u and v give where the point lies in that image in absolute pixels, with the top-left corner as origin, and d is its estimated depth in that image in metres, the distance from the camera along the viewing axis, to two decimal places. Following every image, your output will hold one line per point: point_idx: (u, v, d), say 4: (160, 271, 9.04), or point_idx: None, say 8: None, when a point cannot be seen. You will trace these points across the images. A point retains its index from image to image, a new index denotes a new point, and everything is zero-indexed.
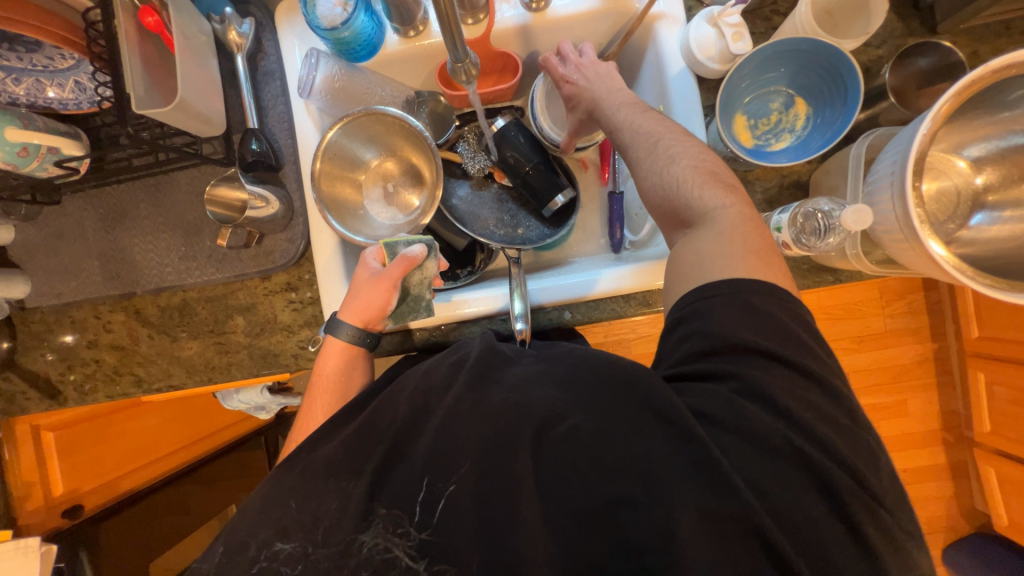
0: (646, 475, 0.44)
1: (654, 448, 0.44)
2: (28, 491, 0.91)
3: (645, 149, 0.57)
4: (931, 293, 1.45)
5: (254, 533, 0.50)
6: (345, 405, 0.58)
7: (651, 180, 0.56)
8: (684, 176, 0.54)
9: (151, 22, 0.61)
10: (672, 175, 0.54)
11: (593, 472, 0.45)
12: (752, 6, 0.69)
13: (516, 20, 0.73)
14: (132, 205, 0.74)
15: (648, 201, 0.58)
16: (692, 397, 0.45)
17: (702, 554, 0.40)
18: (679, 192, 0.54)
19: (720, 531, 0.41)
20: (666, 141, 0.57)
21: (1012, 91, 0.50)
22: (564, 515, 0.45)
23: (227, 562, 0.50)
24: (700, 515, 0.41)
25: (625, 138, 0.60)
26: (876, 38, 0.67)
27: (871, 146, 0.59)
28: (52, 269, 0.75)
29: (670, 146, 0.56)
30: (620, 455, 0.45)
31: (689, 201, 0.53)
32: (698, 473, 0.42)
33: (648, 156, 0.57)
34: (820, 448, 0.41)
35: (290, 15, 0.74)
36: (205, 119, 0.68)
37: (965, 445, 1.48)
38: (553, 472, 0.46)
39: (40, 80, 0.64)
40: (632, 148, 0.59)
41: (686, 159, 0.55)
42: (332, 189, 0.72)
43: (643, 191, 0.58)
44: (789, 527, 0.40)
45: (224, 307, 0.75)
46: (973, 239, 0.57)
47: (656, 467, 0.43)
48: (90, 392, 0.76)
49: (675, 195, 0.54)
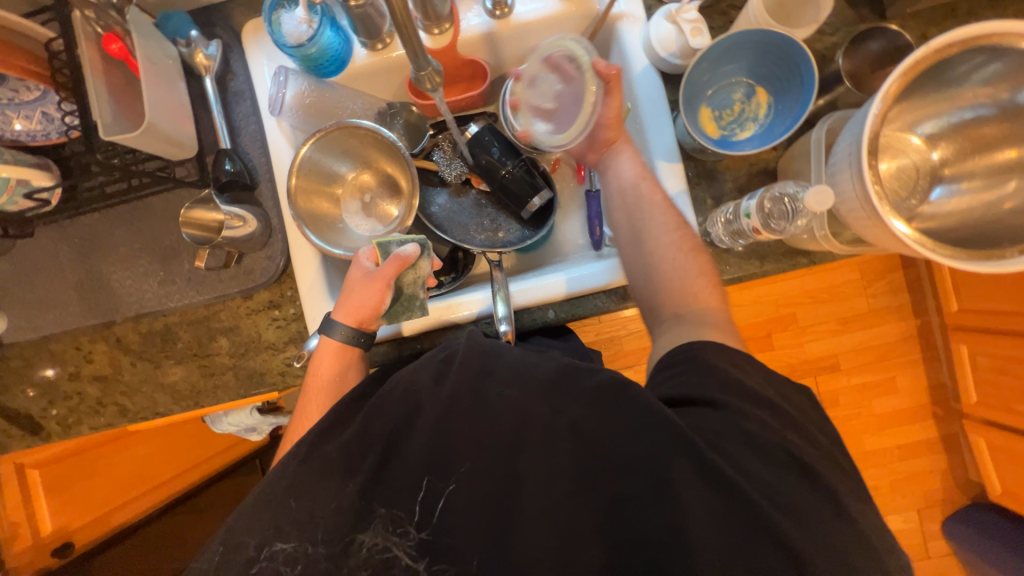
0: (649, 444, 0.45)
1: (651, 424, 0.45)
2: (14, 532, 0.93)
3: (670, 225, 0.63)
4: (910, 270, 1.49)
5: (251, 532, 0.49)
6: (345, 398, 0.57)
7: (661, 258, 0.62)
8: (690, 267, 0.62)
9: (116, 49, 0.60)
10: (680, 263, 0.62)
11: (592, 453, 0.47)
12: (708, 2, 0.72)
13: (481, 28, 0.74)
14: (107, 232, 0.74)
15: (649, 272, 0.63)
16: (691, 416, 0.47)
17: (704, 522, 0.42)
18: (686, 277, 0.61)
19: (711, 501, 0.42)
20: (684, 226, 0.64)
21: (955, 67, 0.52)
22: (562, 494, 0.46)
23: (225, 562, 0.48)
24: (693, 481, 0.43)
25: (651, 201, 0.65)
26: (829, 27, 0.69)
27: (830, 130, 0.61)
28: (28, 303, 0.74)
29: (689, 235, 0.64)
30: (616, 436, 0.46)
31: (691, 290, 0.60)
32: (687, 440, 0.44)
33: (667, 237, 0.63)
34: (776, 436, 0.45)
35: (256, 34, 0.74)
36: (176, 142, 0.67)
37: (955, 418, 1.51)
38: (552, 457, 0.48)
39: (7, 112, 0.63)
40: (658, 215, 0.64)
41: (695, 255, 0.62)
42: (309, 205, 0.72)
43: (655, 260, 0.63)
44: (772, 487, 0.42)
45: (206, 329, 0.74)
46: (933, 213, 0.59)
47: (658, 437, 0.45)
48: (73, 425, 0.75)
49: (682, 277, 0.61)
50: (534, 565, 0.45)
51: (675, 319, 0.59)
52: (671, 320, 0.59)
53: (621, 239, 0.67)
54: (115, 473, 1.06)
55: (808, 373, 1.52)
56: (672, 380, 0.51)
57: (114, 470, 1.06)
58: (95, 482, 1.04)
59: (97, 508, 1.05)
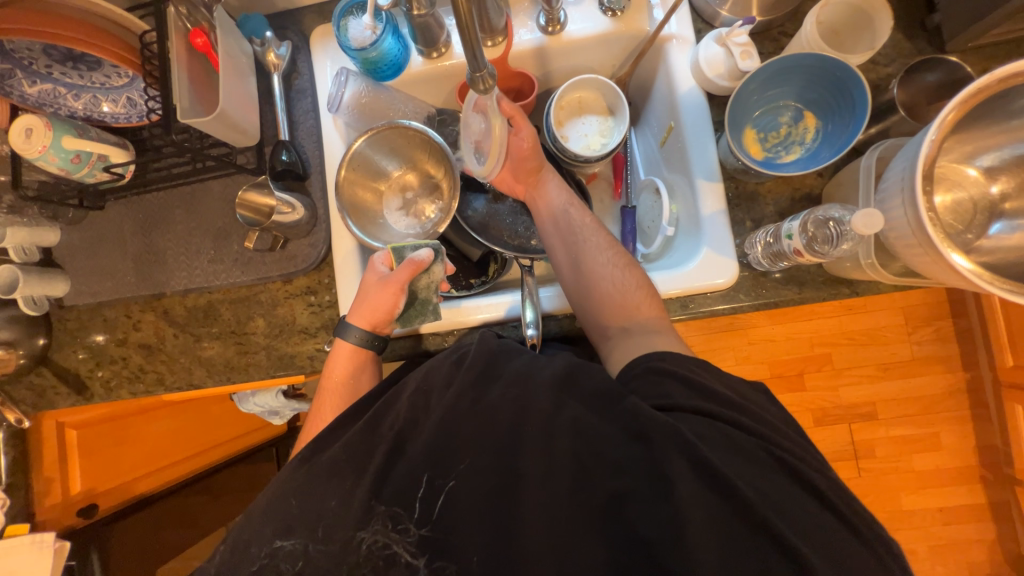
0: (640, 434, 0.47)
1: (655, 424, 0.47)
2: (47, 487, 0.91)
3: (603, 245, 0.71)
4: (960, 319, 1.40)
5: (258, 529, 0.50)
6: (354, 405, 0.59)
7: (601, 276, 0.68)
8: (628, 280, 0.66)
9: (200, 43, 0.65)
10: (616, 277, 0.67)
11: (588, 450, 0.47)
12: (760, 29, 0.73)
13: (533, 43, 0.77)
14: (168, 211, 0.79)
15: (591, 292, 0.68)
16: (691, 425, 0.48)
17: (702, 525, 0.42)
18: (623, 288, 0.66)
19: (713, 519, 0.42)
20: (616, 246, 0.72)
21: (1019, 99, 0.50)
22: (562, 492, 0.46)
23: (234, 552, 0.50)
24: (689, 481, 0.44)
25: (584, 226, 0.73)
26: (884, 58, 0.69)
27: (880, 158, 0.60)
28: (90, 270, 0.79)
29: (620, 252, 0.71)
30: (620, 445, 0.47)
31: (632, 299, 0.65)
32: (678, 432, 0.46)
33: (601, 256, 0.69)
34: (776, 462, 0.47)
35: (324, 39, 0.80)
36: (241, 129, 0.73)
37: (1007, 485, 1.38)
38: (550, 452, 0.48)
39: (97, 96, 0.71)
40: (592, 237, 0.72)
41: (631, 268, 0.68)
42: (353, 195, 0.76)
43: (595, 279, 0.68)
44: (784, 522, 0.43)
45: (246, 308, 0.78)
46: (992, 248, 0.57)
47: (649, 428, 0.46)
48: (114, 388, 0.79)
49: (620, 288, 0.66)
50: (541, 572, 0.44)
51: (624, 333, 0.63)
52: (639, 326, 0.63)
53: (562, 266, 0.72)
54: (143, 442, 1.10)
55: (841, 419, 1.44)
56: (662, 387, 0.52)
57: (142, 438, 1.10)
58: (123, 449, 1.06)
59: (123, 474, 1.06)
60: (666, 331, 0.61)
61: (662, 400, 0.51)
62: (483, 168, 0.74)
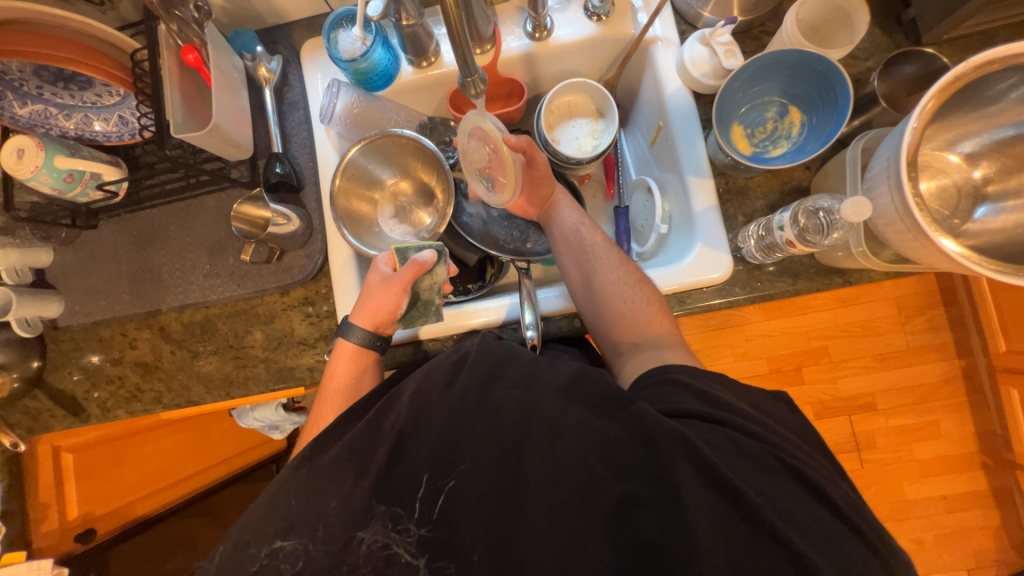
0: (644, 433, 0.47)
1: (660, 427, 0.47)
2: (43, 514, 0.89)
3: (615, 262, 0.70)
4: (952, 307, 1.42)
5: (256, 534, 0.49)
6: (353, 406, 0.58)
7: (612, 293, 0.67)
8: (639, 298, 0.66)
9: (192, 58, 0.66)
10: (628, 295, 0.66)
11: (590, 443, 0.48)
12: (742, 28, 0.75)
13: (521, 49, 0.78)
14: (162, 227, 0.78)
15: (603, 311, 0.67)
16: (696, 429, 0.48)
17: (697, 507, 0.43)
18: (636, 308, 0.65)
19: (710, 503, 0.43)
20: (629, 264, 0.70)
21: (993, 85, 0.52)
22: (563, 486, 0.46)
23: (232, 561, 0.49)
24: (692, 480, 0.44)
25: (595, 245, 0.73)
26: (862, 52, 0.71)
27: (865, 148, 0.61)
28: (84, 290, 0.79)
29: (633, 270, 0.69)
30: (620, 439, 0.47)
31: (644, 318, 0.64)
32: (680, 432, 0.46)
33: (613, 273, 0.68)
34: (774, 449, 0.48)
35: (315, 53, 0.81)
36: (235, 143, 0.73)
37: (1008, 470, 1.39)
38: (552, 450, 0.48)
39: (88, 115, 0.71)
40: (603, 255, 0.71)
41: (643, 286, 0.67)
42: (348, 205, 0.76)
43: (608, 297, 0.67)
44: (781, 506, 0.44)
45: (244, 321, 0.78)
46: (978, 231, 0.58)
47: (656, 434, 0.46)
48: (112, 409, 0.78)
49: (633, 307, 0.65)
50: (542, 565, 0.44)
51: (636, 348, 0.64)
52: (652, 342, 0.63)
53: (572, 282, 0.71)
54: (140, 463, 1.09)
55: (841, 411, 1.44)
56: (675, 396, 0.52)
57: (140, 459, 1.08)
58: (120, 470, 1.04)
59: (118, 498, 1.04)
60: (677, 346, 0.62)
61: (674, 407, 0.51)
62: (494, 197, 0.74)
